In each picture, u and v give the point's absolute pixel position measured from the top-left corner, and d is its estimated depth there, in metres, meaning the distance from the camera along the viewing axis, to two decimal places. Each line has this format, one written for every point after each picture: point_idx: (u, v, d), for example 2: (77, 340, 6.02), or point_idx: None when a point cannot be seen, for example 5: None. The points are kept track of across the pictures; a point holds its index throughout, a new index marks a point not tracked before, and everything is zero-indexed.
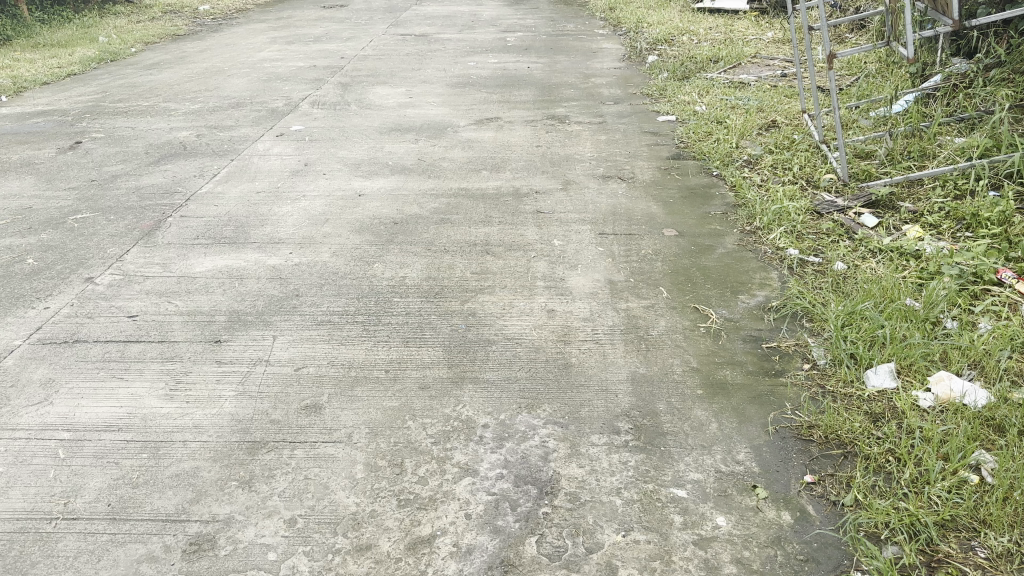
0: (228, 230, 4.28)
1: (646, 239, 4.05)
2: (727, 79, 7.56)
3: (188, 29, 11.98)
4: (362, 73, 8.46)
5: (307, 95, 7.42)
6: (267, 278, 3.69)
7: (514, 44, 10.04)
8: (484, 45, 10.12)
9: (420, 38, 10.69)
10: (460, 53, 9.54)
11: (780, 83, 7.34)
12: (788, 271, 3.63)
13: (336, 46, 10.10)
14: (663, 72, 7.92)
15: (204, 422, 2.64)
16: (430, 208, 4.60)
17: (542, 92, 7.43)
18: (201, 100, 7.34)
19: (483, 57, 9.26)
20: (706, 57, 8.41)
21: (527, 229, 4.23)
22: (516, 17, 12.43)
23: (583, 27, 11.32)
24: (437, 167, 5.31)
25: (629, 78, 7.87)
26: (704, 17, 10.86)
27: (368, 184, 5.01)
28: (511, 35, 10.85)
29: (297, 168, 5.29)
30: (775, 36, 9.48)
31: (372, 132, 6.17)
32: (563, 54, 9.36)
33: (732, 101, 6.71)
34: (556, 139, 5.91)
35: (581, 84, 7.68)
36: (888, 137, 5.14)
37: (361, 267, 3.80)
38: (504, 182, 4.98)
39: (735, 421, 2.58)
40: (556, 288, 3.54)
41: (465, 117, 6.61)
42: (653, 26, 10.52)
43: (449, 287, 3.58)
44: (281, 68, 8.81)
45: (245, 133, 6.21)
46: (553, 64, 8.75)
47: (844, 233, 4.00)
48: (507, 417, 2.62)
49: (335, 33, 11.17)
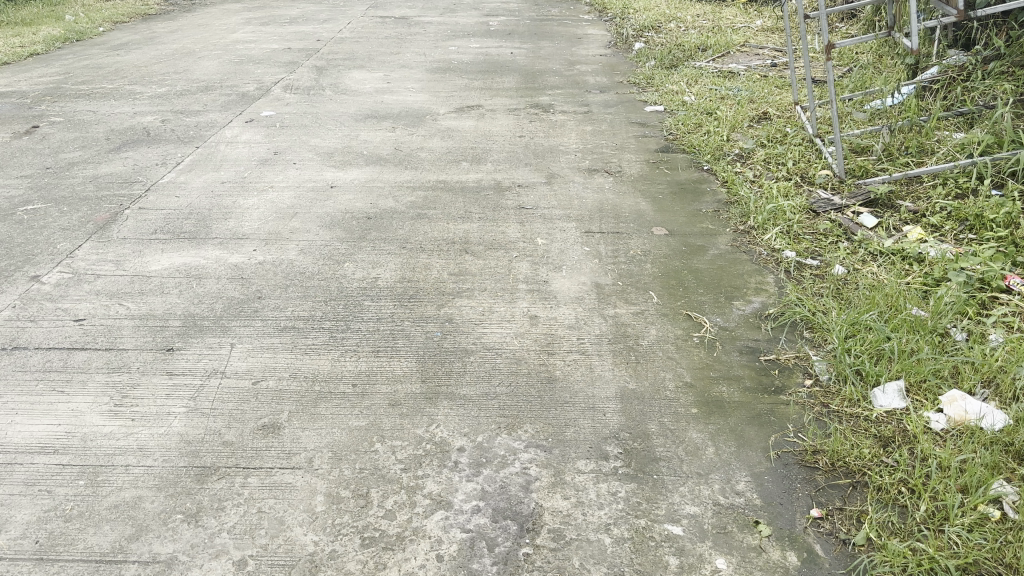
0: (188, 224, 4.01)
1: (634, 239, 3.82)
2: (716, 67, 7.34)
3: (159, 8, 11.56)
4: (339, 57, 8.14)
5: (280, 79, 7.11)
6: (228, 278, 3.43)
7: (497, 29, 9.76)
8: (466, 29, 9.82)
9: (400, 20, 10.37)
10: (442, 36, 9.24)
11: (770, 72, 7.13)
12: (785, 275, 3.42)
13: (313, 28, 9.76)
14: (650, 60, 7.69)
15: (150, 444, 2.40)
16: (407, 201, 4.35)
17: (525, 79, 7.16)
18: (168, 83, 7.00)
19: (464, 41, 8.97)
20: (694, 45, 8.18)
21: (509, 227, 3.99)
22: (499, 0, 12.12)
23: (568, 12, 11.04)
24: (414, 158, 5.05)
25: (615, 66, 7.63)
26: (691, 4, 10.61)
27: (341, 175, 4.74)
28: (494, 19, 10.55)
29: (266, 157, 5.01)
30: (764, 24, 9.26)
31: (347, 119, 5.89)
32: (547, 39, 9.09)
33: (721, 91, 6.50)
34: (539, 130, 5.66)
35: (566, 72, 7.41)
36: (884, 132, 4.93)
37: (330, 267, 3.54)
38: (484, 175, 4.73)
39: (733, 445, 2.37)
40: (539, 292, 3.31)
41: (444, 104, 6.34)
42: (639, 12, 10.26)
43: (424, 289, 3.34)
44: (254, 50, 8.47)
45: (212, 119, 5.90)
46: (537, 50, 8.48)
47: (843, 233, 3.80)
48: (484, 439, 2.39)
49: (312, 15, 10.81)
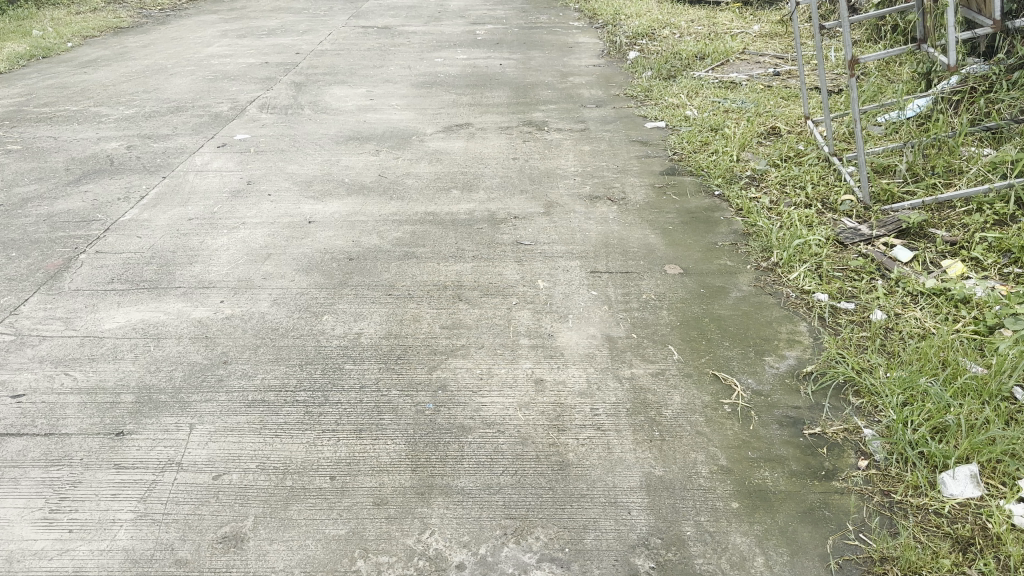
0: (150, 271, 3.61)
1: (646, 279, 3.45)
2: (717, 78, 7.00)
3: (132, 21, 11.12)
4: (319, 71, 7.75)
5: (256, 98, 6.71)
6: (190, 339, 3.04)
7: (484, 38, 9.40)
8: (452, 39, 9.45)
9: (383, 30, 9.99)
10: (427, 47, 8.86)
11: (773, 82, 6.79)
12: (819, 323, 3.06)
13: (292, 40, 9.36)
14: (646, 70, 7.34)
15: (88, 566, 2.01)
16: (392, 237, 3.96)
17: (516, 95, 6.79)
18: (137, 104, 6.59)
19: (451, 52, 8.60)
20: (691, 54, 7.84)
21: (506, 267, 3.61)
22: (485, 8, 11.76)
23: (557, 19, 10.69)
24: (400, 186, 4.67)
25: (610, 77, 7.28)
26: (685, 9, 10.29)
27: (320, 207, 4.35)
28: (481, 27, 10.19)
29: (238, 188, 4.61)
30: (762, 30, 8.95)
31: (328, 142, 5.49)
32: (536, 49, 8.73)
33: (725, 104, 6.15)
34: (534, 151, 5.28)
35: (558, 85, 7.05)
36: (906, 149, 4.57)
37: (307, 320, 3.15)
38: (477, 206, 4.35)
39: (786, 553, 1.99)
40: (543, 349, 2.93)
41: (431, 123, 5.96)
42: (631, 19, 9.94)
43: (413, 347, 2.95)
44: (230, 65, 8.07)
45: (182, 145, 5.50)
46: (527, 61, 8.11)
47: (876, 270, 3.44)
48: (489, 550, 2.00)
49: (292, 26, 10.41)
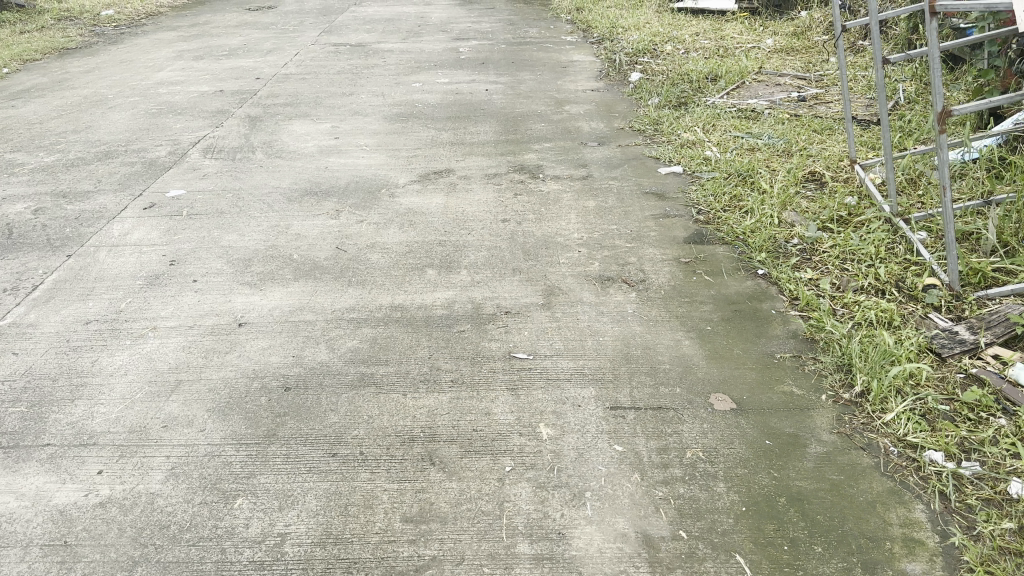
0: (13, 415, 2.68)
1: (687, 418, 2.52)
2: (736, 106, 6.12)
3: (81, 40, 10.15)
4: (280, 101, 6.83)
5: (201, 138, 5.78)
6: (40, 551, 2.12)
7: (468, 57, 8.52)
8: (432, 57, 8.57)
9: (356, 48, 9.08)
10: (404, 69, 7.96)
11: (800, 111, 5.95)
12: (944, 507, 2.15)
13: (253, 61, 8.44)
14: (652, 97, 6.47)
15: None
16: (345, 346, 3.03)
17: (504, 130, 5.89)
18: (61, 148, 5.64)
19: (430, 75, 7.71)
20: (702, 76, 6.97)
21: (495, 397, 2.68)
22: (469, 20, 10.91)
23: (547, 33, 9.81)
24: (362, 263, 3.74)
25: (612, 106, 6.41)
26: (689, 22, 9.44)
27: (256, 299, 3.42)
28: (464, 43, 9.30)
29: (157, 273, 3.68)
30: (777, 46, 8.10)
31: (278, 199, 4.57)
32: (525, 70, 7.84)
33: (749, 140, 5.29)
34: (526, 209, 4.38)
35: (552, 118, 6.15)
36: (991, 208, 3.69)
37: (213, 508, 2.22)
38: (456, 294, 3.43)
39: None
40: (552, 562, 2.00)
41: (405, 170, 5.05)
42: (630, 34, 9.10)
43: (361, 561, 2.02)
44: (179, 95, 7.13)
45: (101, 206, 4.55)
46: (515, 85, 7.22)
47: (998, 402, 2.54)
48: None
49: (255, 44, 9.48)
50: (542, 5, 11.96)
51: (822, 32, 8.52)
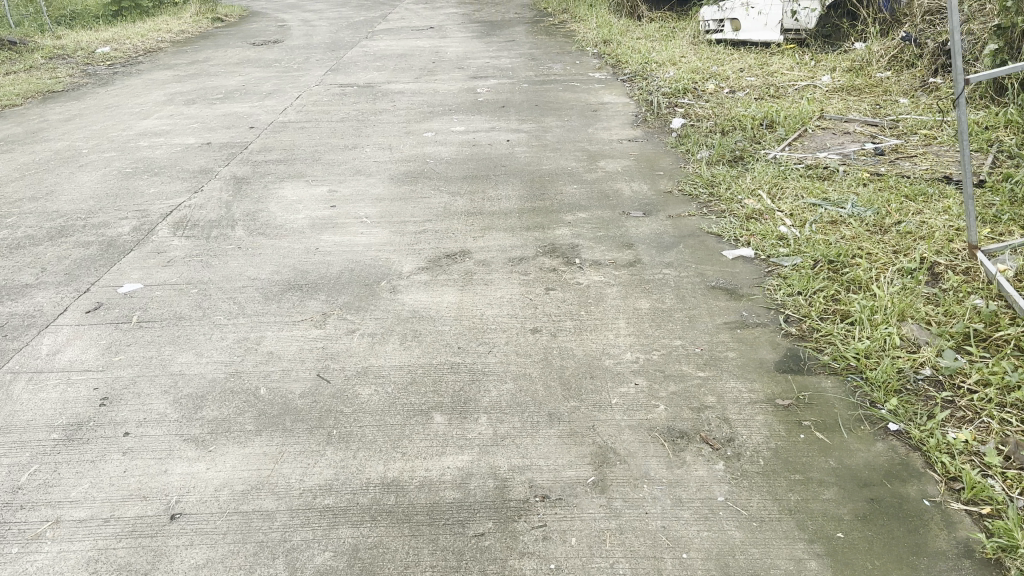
0: None
1: None
2: (804, 163, 5.23)
3: (68, 81, 9.41)
4: (273, 156, 6.01)
5: (175, 208, 4.94)
6: None
7: (486, 99, 7.70)
8: (447, 98, 7.76)
9: (364, 89, 8.29)
10: (415, 114, 7.13)
11: (882, 170, 5.07)
12: None
13: (249, 106, 7.66)
14: (702, 150, 5.60)
15: None
16: (314, 559, 2.12)
17: (530, 194, 5.01)
18: (10, 222, 4.81)
19: (444, 121, 6.89)
20: (756, 124, 6.09)
21: None
22: (487, 55, 10.14)
23: (572, 69, 8.97)
24: (346, 401, 2.84)
25: (654, 160, 5.53)
26: (730, 57, 8.57)
27: (201, 468, 2.53)
28: (482, 83, 8.48)
29: (80, 422, 2.81)
30: (834, 86, 7.22)
31: (253, 296, 3.70)
32: (550, 115, 6.98)
33: (829, 210, 4.41)
34: (562, 311, 3.46)
35: (585, 178, 5.26)
36: None
37: None
38: (473, 458, 2.51)
39: None
40: None
41: (412, 252, 4.18)
42: (666, 71, 8.28)
43: None
44: (161, 149, 6.32)
45: (36, 307, 3.69)
46: (540, 135, 6.35)
47: None
48: None
49: (254, 85, 8.70)
50: (565, 37, 11.15)
51: (883, 68, 7.63)
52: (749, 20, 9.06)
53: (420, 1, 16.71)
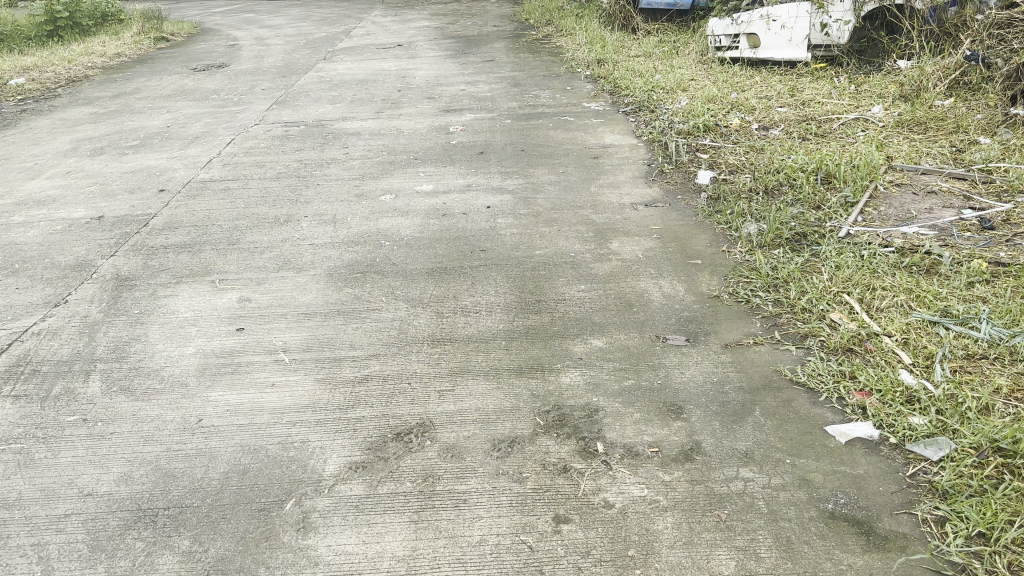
0: None
1: None
2: (893, 245, 3.85)
3: None
4: (179, 238, 4.58)
5: (16, 338, 3.50)
6: None
7: (461, 142, 6.31)
8: (412, 143, 6.36)
9: (313, 130, 6.87)
10: (370, 168, 5.72)
11: (1005, 255, 3.69)
12: None
13: (167, 158, 6.22)
14: (748, 222, 4.21)
15: None
16: None
17: (519, 301, 3.59)
18: None
19: (406, 177, 5.49)
20: (809, 180, 4.70)
21: None
22: (463, 80, 8.75)
23: (562, 98, 7.60)
24: None
25: (685, 238, 4.14)
26: (750, 83, 7.22)
27: None
28: (456, 118, 7.08)
29: None
30: (891, 120, 5.86)
31: (75, 546, 2.28)
32: (539, 165, 5.59)
33: (960, 337, 3.02)
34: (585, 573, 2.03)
35: (595, 271, 3.85)
36: None
37: None
38: None
39: None
40: None
41: (344, 422, 2.75)
42: (678, 101, 6.91)
43: None
44: (37, 228, 4.87)
45: None
46: (530, 197, 4.96)
47: None
48: None
49: (181, 127, 7.26)
50: (551, 55, 9.78)
51: (944, 95, 6.28)
52: (770, 35, 7.68)
53: (389, 12, 15.31)
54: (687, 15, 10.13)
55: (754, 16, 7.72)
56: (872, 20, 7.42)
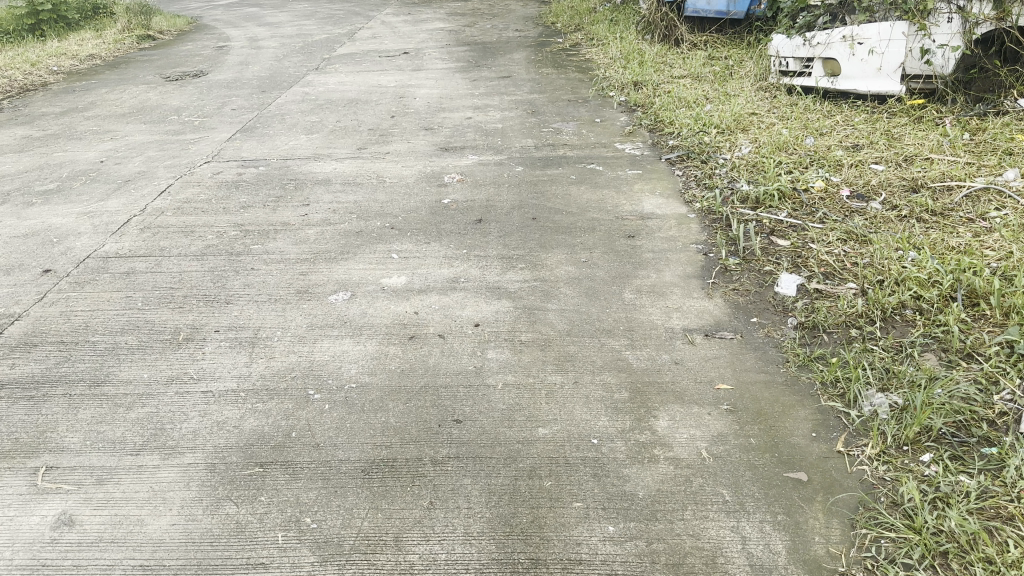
0: None
1: None
2: None
3: None
4: (28, 367, 3.19)
5: None
6: None
7: (455, 203, 4.88)
8: (392, 200, 4.94)
9: (273, 175, 5.47)
10: (328, 242, 4.29)
11: None
12: None
13: (76, 215, 4.84)
14: (872, 390, 2.73)
15: None
16: None
17: (502, 554, 2.14)
18: None
19: (372, 260, 4.06)
20: (949, 308, 3.21)
21: None
22: (471, 104, 7.31)
23: (589, 135, 6.13)
24: None
25: (774, 415, 2.66)
26: (830, 127, 5.73)
27: None
28: (454, 162, 5.65)
29: None
30: None
31: None
32: (554, 249, 4.14)
33: None
34: None
35: (632, 482, 2.38)
36: None
37: None
38: None
39: None
40: None
41: None
42: (739, 149, 5.42)
43: None
44: None
45: None
46: (538, 308, 3.51)
47: None
48: None
49: (116, 164, 5.89)
50: (579, 72, 8.31)
51: None
52: (854, 62, 6.12)
53: (403, 11, 13.91)
54: (742, 23, 8.53)
55: (834, 37, 6.13)
56: (988, 44, 5.72)
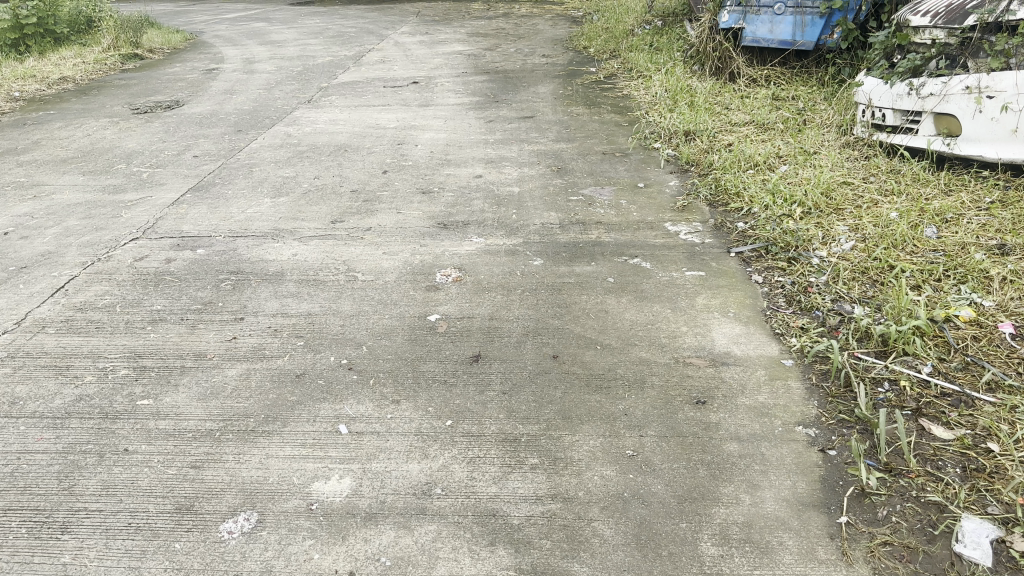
0: None
1: None
2: None
3: None
4: None
5: None
6: None
7: (445, 321, 3.51)
8: (359, 313, 3.58)
9: (212, 261, 4.14)
10: (250, 396, 2.94)
11: None
12: None
13: None
14: None
15: None
16: None
17: None
18: None
19: (309, 437, 2.70)
20: None
21: None
22: (483, 154, 5.95)
23: (631, 208, 4.74)
24: None
25: None
26: (957, 210, 4.28)
27: None
28: (452, 247, 4.28)
29: None
30: None
31: None
32: (584, 424, 2.74)
33: None
34: None
35: None
36: None
37: None
38: None
39: None
40: None
41: None
42: (841, 242, 3.99)
43: None
44: None
45: None
46: (557, 569, 2.12)
47: None
48: None
49: (21, 238, 4.59)
50: (615, 113, 6.93)
51: None
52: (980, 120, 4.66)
53: (419, 29, 12.64)
54: (811, 56, 7.12)
55: (954, 87, 4.68)
56: None
